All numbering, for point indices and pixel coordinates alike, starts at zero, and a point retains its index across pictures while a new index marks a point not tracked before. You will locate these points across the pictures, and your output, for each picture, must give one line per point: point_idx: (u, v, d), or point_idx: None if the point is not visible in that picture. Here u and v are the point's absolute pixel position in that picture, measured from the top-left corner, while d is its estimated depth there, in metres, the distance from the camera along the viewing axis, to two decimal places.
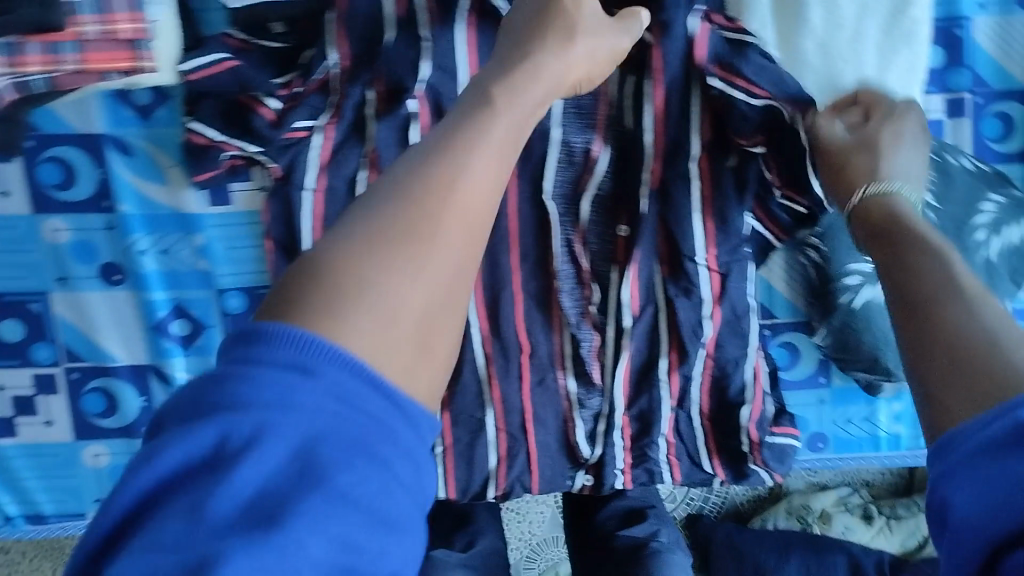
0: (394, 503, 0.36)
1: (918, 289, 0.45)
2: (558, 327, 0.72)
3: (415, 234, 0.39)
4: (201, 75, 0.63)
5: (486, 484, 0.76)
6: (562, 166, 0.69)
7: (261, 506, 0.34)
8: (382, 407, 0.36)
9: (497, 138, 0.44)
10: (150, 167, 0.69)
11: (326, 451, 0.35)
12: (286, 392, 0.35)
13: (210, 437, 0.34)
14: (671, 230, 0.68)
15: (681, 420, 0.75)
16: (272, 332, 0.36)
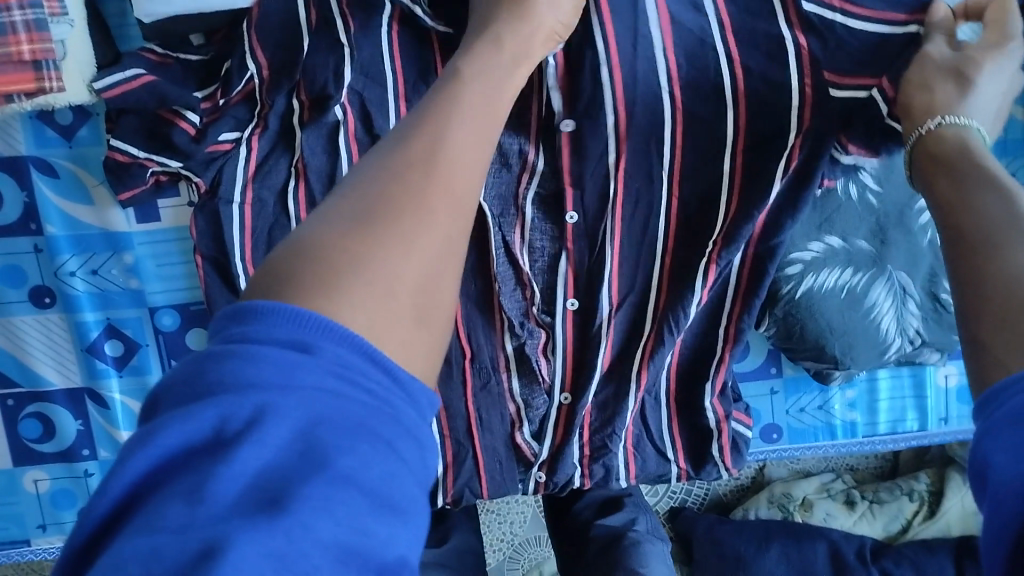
0: (401, 486, 0.33)
1: (974, 227, 0.41)
2: (500, 329, 0.72)
3: (404, 208, 0.38)
4: (115, 93, 0.62)
5: (436, 492, 0.78)
6: (496, 169, 0.66)
7: (264, 489, 0.30)
8: (382, 384, 0.34)
9: (461, 118, 0.42)
10: (75, 187, 0.68)
11: (329, 432, 0.31)
12: (285, 370, 0.32)
13: (207, 420, 0.30)
14: (688, 212, 0.66)
15: (647, 402, 0.76)
16: (263, 310, 0.33)
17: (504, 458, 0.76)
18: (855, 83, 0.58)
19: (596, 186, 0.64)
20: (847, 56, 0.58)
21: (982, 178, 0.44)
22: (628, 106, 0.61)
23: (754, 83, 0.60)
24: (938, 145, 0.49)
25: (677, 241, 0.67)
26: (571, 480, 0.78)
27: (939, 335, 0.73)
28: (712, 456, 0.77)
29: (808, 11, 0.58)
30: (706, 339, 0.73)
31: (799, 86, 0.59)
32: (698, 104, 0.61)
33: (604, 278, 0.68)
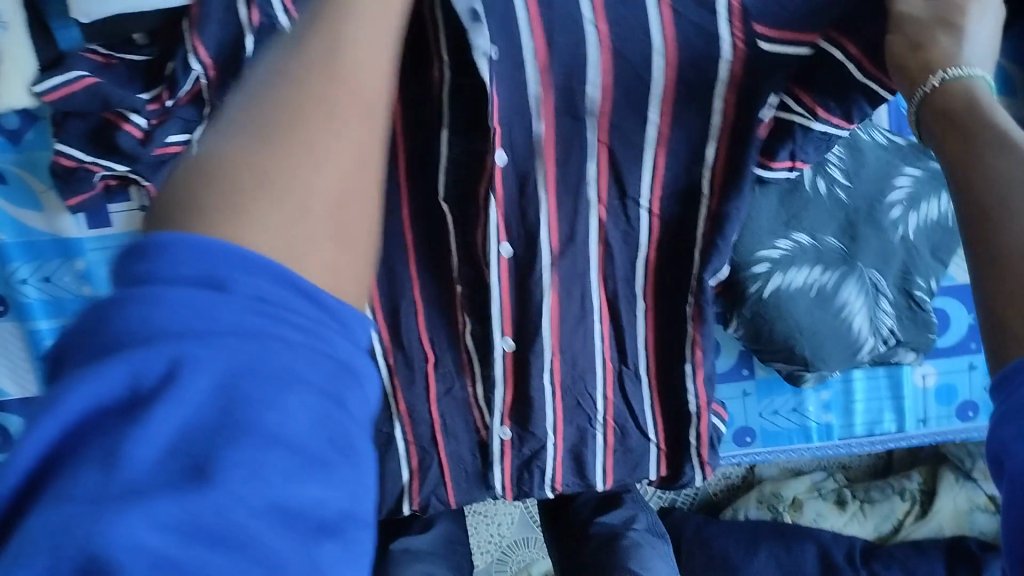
0: (345, 432, 0.28)
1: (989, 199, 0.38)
2: (462, 335, 0.71)
3: (316, 119, 0.33)
4: (54, 97, 0.61)
5: (401, 501, 0.77)
6: (452, 166, 0.63)
7: (188, 451, 0.25)
8: (310, 315, 0.29)
9: (357, 26, 0.37)
10: (23, 193, 0.67)
11: (252, 385, 0.26)
12: (198, 311, 0.27)
13: (118, 379, 0.25)
14: (618, 164, 0.63)
15: (626, 378, 0.72)
16: (164, 244, 0.28)
17: (469, 466, 0.75)
18: (795, 40, 0.55)
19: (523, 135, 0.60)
20: (785, 13, 0.54)
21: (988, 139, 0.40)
22: (548, 37, 0.56)
23: (685, 31, 0.56)
24: (947, 104, 0.44)
25: (611, 195, 0.64)
26: (544, 449, 0.73)
27: (914, 334, 0.71)
28: (688, 450, 0.74)
29: None
30: (673, 305, 0.69)
31: (731, 39, 0.56)
32: (630, 56, 0.57)
33: (540, 219, 0.63)
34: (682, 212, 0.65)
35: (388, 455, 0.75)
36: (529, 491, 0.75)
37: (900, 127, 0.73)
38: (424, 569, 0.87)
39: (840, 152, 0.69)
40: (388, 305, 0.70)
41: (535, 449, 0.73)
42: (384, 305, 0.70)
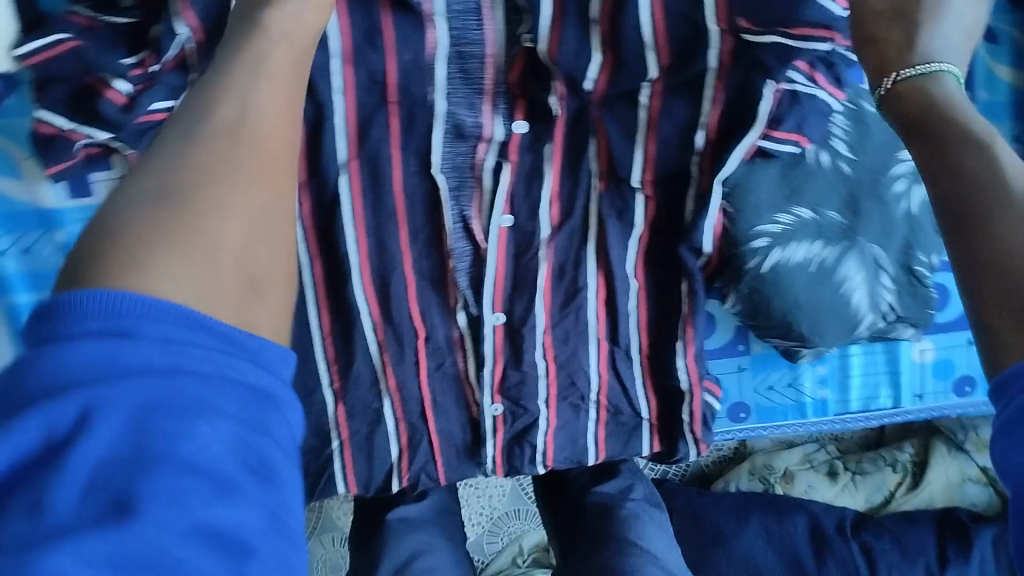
0: (258, 453, 0.37)
1: (971, 198, 0.44)
2: (455, 308, 0.70)
3: (221, 162, 0.43)
4: (37, 59, 0.59)
5: (390, 479, 0.74)
6: (451, 141, 0.67)
7: (106, 485, 0.33)
8: (219, 348, 0.37)
9: (257, 105, 0.46)
10: (2, 159, 0.65)
11: (162, 420, 0.34)
12: (106, 357, 0.34)
13: (34, 433, 0.32)
14: (611, 145, 0.67)
15: (618, 357, 0.71)
16: (71, 301, 0.35)
17: (460, 443, 0.74)
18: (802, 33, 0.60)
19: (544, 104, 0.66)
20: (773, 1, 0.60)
21: (950, 124, 0.47)
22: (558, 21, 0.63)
23: (673, 21, 0.62)
24: (905, 104, 0.51)
25: (611, 176, 0.68)
26: (536, 423, 0.72)
27: (915, 310, 0.70)
28: (681, 426, 0.73)
29: None
30: (665, 273, 0.70)
31: (716, 31, 0.62)
32: (625, 55, 0.63)
33: (544, 190, 0.68)
34: (669, 197, 0.68)
35: (377, 431, 0.72)
36: (519, 468, 0.74)
37: None
38: (420, 539, 0.87)
39: (846, 124, 0.68)
40: (378, 278, 0.68)
41: (528, 424, 0.72)
42: (374, 277, 0.68)
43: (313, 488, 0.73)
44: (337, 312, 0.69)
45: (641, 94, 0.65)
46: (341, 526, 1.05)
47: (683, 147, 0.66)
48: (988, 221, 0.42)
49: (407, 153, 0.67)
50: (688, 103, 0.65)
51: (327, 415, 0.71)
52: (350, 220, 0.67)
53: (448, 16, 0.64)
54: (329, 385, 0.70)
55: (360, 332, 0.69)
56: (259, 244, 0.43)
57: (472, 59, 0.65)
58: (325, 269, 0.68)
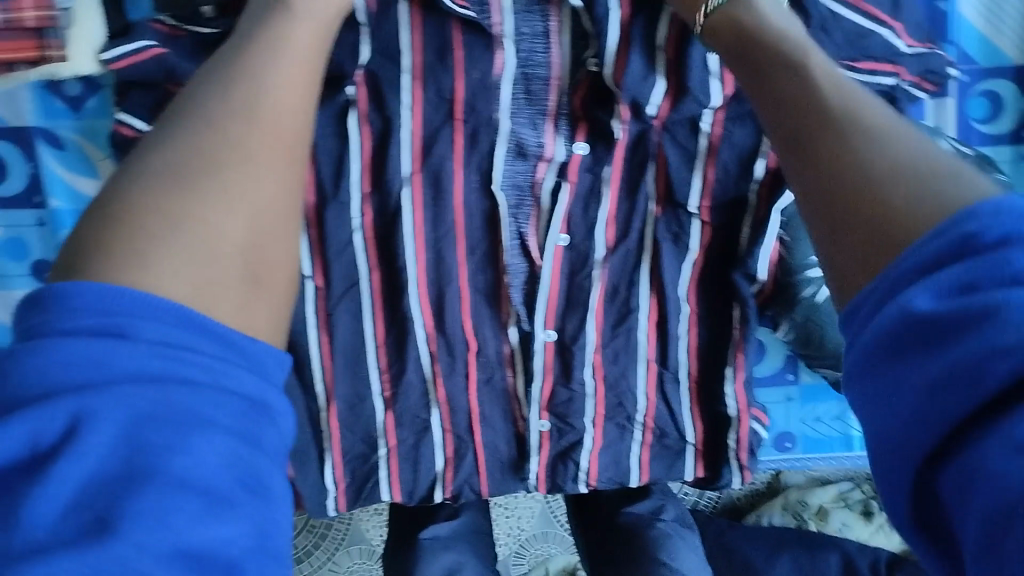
0: (247, 465, 0.35)
1: (798, 114, 0.44)
2: (507, 323, 0.71)
3: (236, 150, 0.42)
4: (123, 65, 0.60)
5: (433, 489, 0.74)
6: (513, 159, 0.68)
7: (89, 501, 0.31)
8: (217, 353, 0.36)
9: (277, 82, 0.46)
10: (80, 158, 0.68)
11: (151, 432, 0.33)
12: (97, 360, 0.33)
13: (20, 443, 0.31)
14: (670, 169, 0.68)
15: (666, 381, 0.72)
16: (69, 293, 0.34)
17: (504, 458, 0.74)
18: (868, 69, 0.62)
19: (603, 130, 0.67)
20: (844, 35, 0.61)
21: (775, 64, 0.49)
22: (626, 50, 0.64)
23: None
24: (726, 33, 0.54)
25: (667, 202, 0.69)
26: (581, 441, 0.73)
27: None
28: (727, 452, 0.73)
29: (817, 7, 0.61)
30: (717, 300, 0.71)
31: None
32: (691, 84, 0.65)
33: (600, 212, 0.69)
34: (726, 224, 0.69)
35: (423, 441, 0.73)
36: (562, 485, 0.74)
37: (967, 138, 0.74)
38: (454, 558, 0.87)
39: None
40: (434, 289, 0.69)
41: (573, 442, 0.73)
42: (431, 290, 0.69)
43: (358, 495, 0.74)
44: (392, 321, 0.70)
45: (703, 121, 0.66)
46: (369, 539, 1.05)
47: (743, 176, 0.67)
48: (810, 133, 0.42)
49: (468, 169, 0.67)
50: (751, 132, 0.66)
51: (377, 423, 0.72)
52: (410, 229, 0.68)
53: (516, 39, 0.65)
54: (380, 393, 0.71)
55: (414, 341, 0.70)
56: (272, 234, 0.42)
57: (536, 80, 0.66)
58: (383, 278, 0.69)
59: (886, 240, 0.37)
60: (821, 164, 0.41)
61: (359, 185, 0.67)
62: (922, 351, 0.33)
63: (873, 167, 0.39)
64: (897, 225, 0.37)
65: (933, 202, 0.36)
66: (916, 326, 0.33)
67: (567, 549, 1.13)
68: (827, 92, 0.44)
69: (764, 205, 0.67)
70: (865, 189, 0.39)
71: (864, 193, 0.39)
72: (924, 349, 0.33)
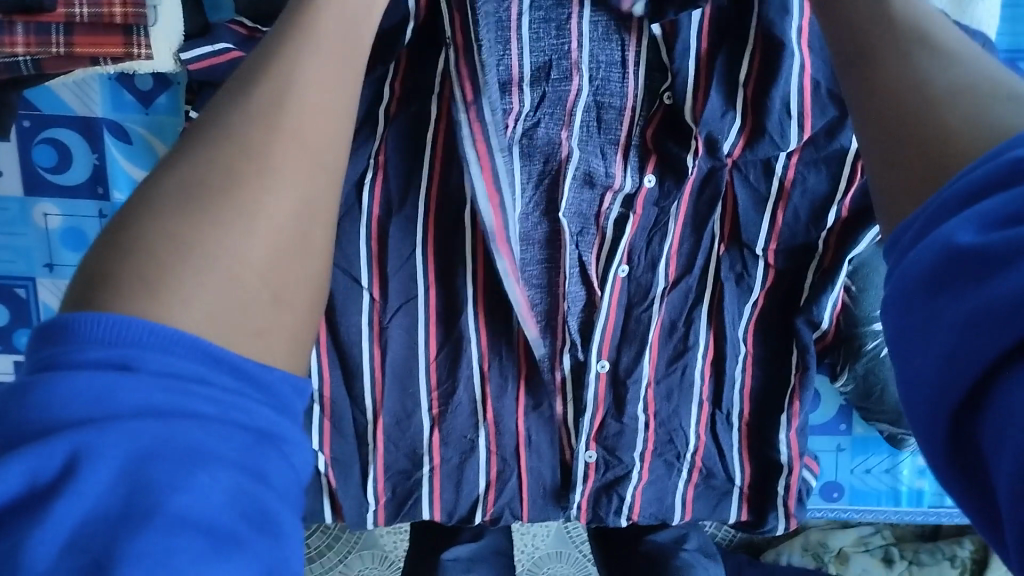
0: (262, 505, 0.29)
1: (867, 27, 0.40)
2: (560, 350, 0.70)
3: (263, 163, 0.36)
4: (200, 66, 0.60)
5: (473, 511, 0.73)
6: (581, 187, 0.67)
7: (88, 546, 0.25)
8: (230, 386, 0.31)
9: (311, 50, 0.42)
10: (144, 152, 0.69)
11: (157, 466, 0.27)
12: (103, 392, 0.27)
13: (15, 481, 0.26)
14: (739, 210, 0.67)
15: (718, 423, 0.71)
16: (80, 324, 0.29)
17: (548, 484, 0.73)
18: None
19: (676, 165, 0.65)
20: None
21: None
22: (706, 87, 0.63)
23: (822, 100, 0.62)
24: None
25: (733, 240, 0.68)
26: (628, 475, 0.71)
27: None
28: (775, 498, 0.73)
29: None
30: (775, 346, 0.70)
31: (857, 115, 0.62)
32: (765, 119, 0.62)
33: (663, 248, 0.67)
34: (793, 268, 0.68)
35: (468, 461, 0.72)
36: (604, 518, 0.73)
37: None
38: None
39: None
40: (490, 308, 0.69)
41: (619, 475, 0.72)
42: (490, 316, 0.69)
43: (398, 512, 0.73)
44: (447, 338, 0.69)
45: (777, 162, 0.65)
46: (382, 545, 1.03)
47: (813, 223, 0.66)
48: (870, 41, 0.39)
49: (536, 197, 0.67)
50: (826, 177, 0.65)
51: (422, 441, 0.71)
52: (471, 252, 0.68)
53: (592, 68, 0.64)
54: (428, 411, 0.70)
55: (467, 360, 0.69)
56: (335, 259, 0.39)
57: (610, 110, 0.66)
58: (440, 297, 0.68)
59: (930, 152, 0.33)
60: (875, 80, 0.37)
61: (425, 203, 0.67)
62: (969, 290, 0.27)
63: (929, 74, 0.35)
64: (945, 138, 0.33)
65: (982, 115, 0.32)
66: (956, 261, 0.28)
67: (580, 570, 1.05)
68: None
69: (831, 252, 0.67)
70: (916, 96, 0.35)
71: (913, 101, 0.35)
72: (966, 281, 0.27)
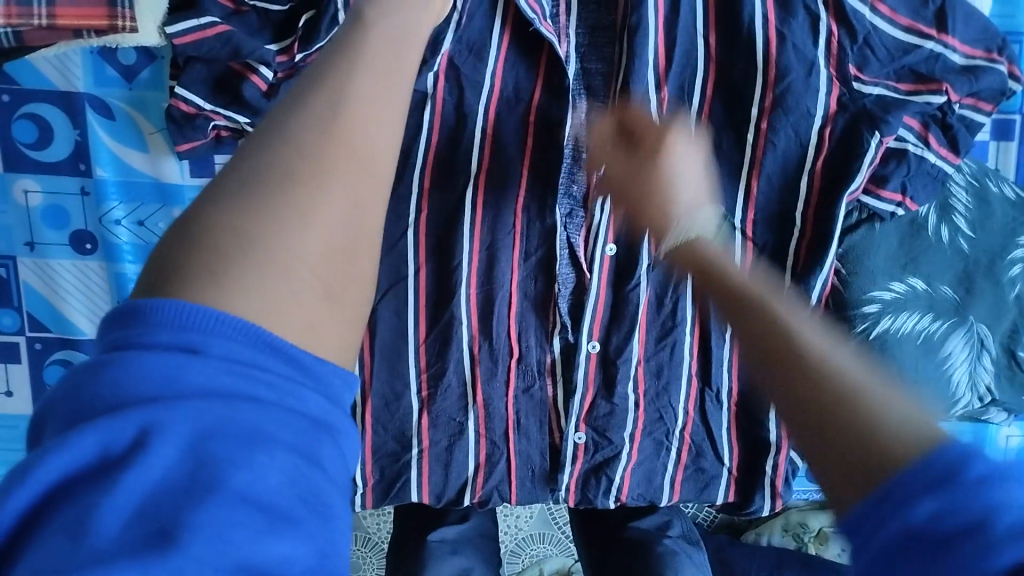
0: (315, 488, 0.30)
1: (759, 330, 0.42)
2: (552, 333, 0.69)
3: (307, 149, 0.34)
4: (186, 41, 0.59)
5: (462, 492, 0.73)
6: (570, 164, 0.66)
7: (154, 515, 0.27)
8: (289, 374, 0.31)
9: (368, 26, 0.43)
10: (128, 130, 0.68)
11: (220, 446, 0.28)
12: (170, 373, 0.28)
13: (88, 449, 0.27)
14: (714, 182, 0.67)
15: (708, 401, 0.72)
16: (149, 307, 0.30)
17: (537, 468, 0.73)
18: (928, 89, 0.63)
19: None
20: (901, 69, 0.63)
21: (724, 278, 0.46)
22: (668, 50, 0.64)
23: (789, 56, 0.63)
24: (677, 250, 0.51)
25: None
26: (618, 457, 0.72)
27: (1010, 395, 0.73)
28: (763, 477, 0.73)
29: (887, 35, 0.63)
30: None
31: (826, 75, 0.63)
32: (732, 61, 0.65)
33: None
34: (777, 242, 0.68)
35: (457, 443, 0.72)
36: (592, 499, 0.73)
37: None
38: (460, 564, 0.81)
39: (967, 201, 0.71)
40: (483, 291, 0.68)
41: (608, 457, 0.72)
42: (480, 296, 0.68)
43: (386, 494, 0.73)
44: (436, 321, 0.69)
45: (748, 133, 0.65)
46: (365, 527, 1.02)
47: (786, 194, 0.66)
48: (779, 340, 0.41)
49: (531, 176, 0.67)
50: (795, 146, 0.65)
51: (411, 423, 0.71)
52: (468, 233, 0.67)
53: (579, 34, 0.66)
54: (417, 393, 0.70)
55: (458, 343, 0.69)
56: None
57: (596, 76, 0.66)
58: (431, 276, 0.68)
59: (866, 453, 0.35)
60: (790, 389, 0.39)
61: (420, 180, 0.67)
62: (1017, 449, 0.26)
63: (838, 375, 0.38)
64: (877, 438, 0.35)
65: (904, 424, 0.35)
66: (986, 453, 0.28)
67: (564, 550, 1.06)
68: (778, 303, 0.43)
69: (811, 228, 0.66)
70: (836, 400, 0.37)
71: (836, 380, 0.38)
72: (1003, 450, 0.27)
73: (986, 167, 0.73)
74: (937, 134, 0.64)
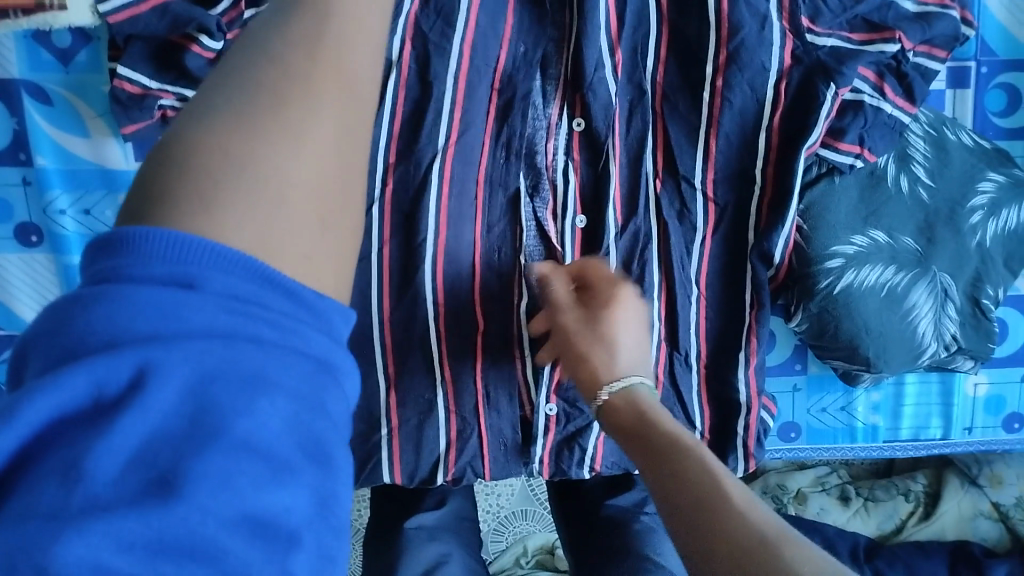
0: (317, 437, 0.31)
1: (687, 493, 0.47)
2: (517, 307, 0.68)
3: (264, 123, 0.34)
4: (121, 18, 0.57)
5: (435, 471, 0.71)
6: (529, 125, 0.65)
7: (153, 462, 0.27)
8: (286, 311, 0.32)
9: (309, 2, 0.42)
10: (67, 115, 0.66)
11: (221, 389, 0.29)
12: (169, 310, 0.29)
13: (81, 388, 0.27)
14: (672, 142, 0.66)
15: (676, 365, 0.70)
16: (136, 237, 0.31)
17: (510, 442, 0.71)
18: (882, 37, 0.63)
19: (603, 104, 0.64)
20: (855, 20, 0.64)
21: (659, 447, 0.51)
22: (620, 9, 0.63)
23: (742, 13, 0.62)
24: (618, 417, 0.54)
25: (668, 175, 0.67)
26: (590, 427, 0.71)
27: (975, 342, 0.73)
28: (735, 439, 0.72)
29: None
30: (731, 292, 0.70)
31: (779, 28, 0.62)
32: (687, 19, 0.64)
33: (609, 186, 0.65)
34: (738, 200, 0.67)
35: (428, 421, 0.70)
36: (567, 470, 0.72)
37: (983, 131, 0.75)
38: (439, 548, 0.80)
39: (925, 151, 0.71)
40: (450, 269, 0.67)
41: (580, 427, 0.71)
42: (447, 272, 0.67)
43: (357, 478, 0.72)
44: (400, 298, 0.68)
45: (703, 91, 0.64)
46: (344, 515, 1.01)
47: (745, 147, 0.66)
48: (710, 502, 0.46)
49: (495, 142, 0.66)
50: (754, 100, 0.64)
51: (379, 403, 0.70)
52: (433, 209, 0.66)
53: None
54: (385, 372, 0.69)
55: (423, 319, 0.68)
56: None
57: (548, 44, 0.65)
58: (396, 251, 0.67)
59: None
60: (719, 549, 0.45)
61: (386, 152, 0.65)
62: None
63: (759, 533, 0.44)
64: None
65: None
66: None
67: (546, 526, 1.05)
68: (710, 466, 0.49)
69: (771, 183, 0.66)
70: (760, 554, 0.43)
71: (757, 537, 0.44)
72: None
73: (943, 116, 0.73)
74: (891, 82, 0.64)
